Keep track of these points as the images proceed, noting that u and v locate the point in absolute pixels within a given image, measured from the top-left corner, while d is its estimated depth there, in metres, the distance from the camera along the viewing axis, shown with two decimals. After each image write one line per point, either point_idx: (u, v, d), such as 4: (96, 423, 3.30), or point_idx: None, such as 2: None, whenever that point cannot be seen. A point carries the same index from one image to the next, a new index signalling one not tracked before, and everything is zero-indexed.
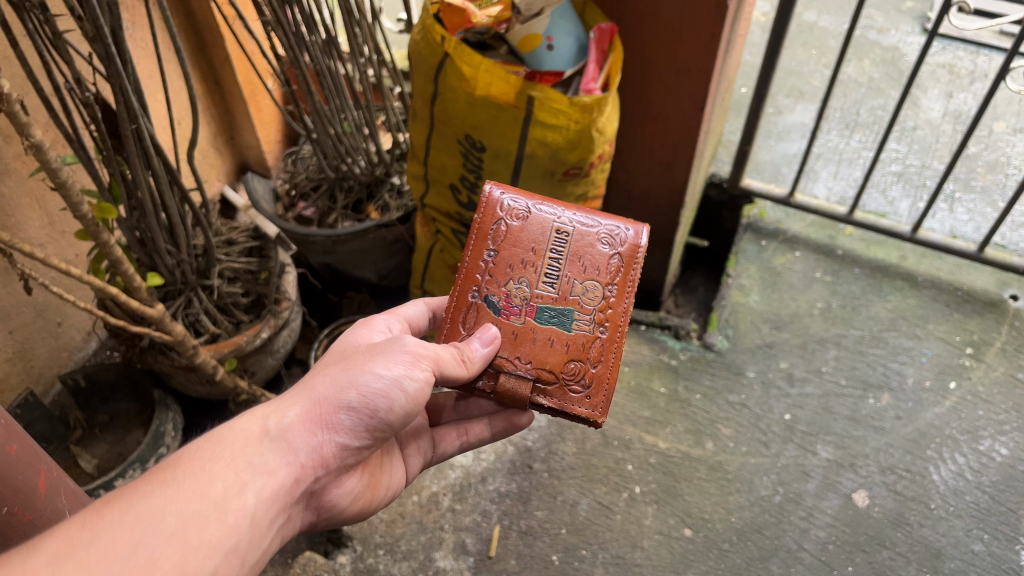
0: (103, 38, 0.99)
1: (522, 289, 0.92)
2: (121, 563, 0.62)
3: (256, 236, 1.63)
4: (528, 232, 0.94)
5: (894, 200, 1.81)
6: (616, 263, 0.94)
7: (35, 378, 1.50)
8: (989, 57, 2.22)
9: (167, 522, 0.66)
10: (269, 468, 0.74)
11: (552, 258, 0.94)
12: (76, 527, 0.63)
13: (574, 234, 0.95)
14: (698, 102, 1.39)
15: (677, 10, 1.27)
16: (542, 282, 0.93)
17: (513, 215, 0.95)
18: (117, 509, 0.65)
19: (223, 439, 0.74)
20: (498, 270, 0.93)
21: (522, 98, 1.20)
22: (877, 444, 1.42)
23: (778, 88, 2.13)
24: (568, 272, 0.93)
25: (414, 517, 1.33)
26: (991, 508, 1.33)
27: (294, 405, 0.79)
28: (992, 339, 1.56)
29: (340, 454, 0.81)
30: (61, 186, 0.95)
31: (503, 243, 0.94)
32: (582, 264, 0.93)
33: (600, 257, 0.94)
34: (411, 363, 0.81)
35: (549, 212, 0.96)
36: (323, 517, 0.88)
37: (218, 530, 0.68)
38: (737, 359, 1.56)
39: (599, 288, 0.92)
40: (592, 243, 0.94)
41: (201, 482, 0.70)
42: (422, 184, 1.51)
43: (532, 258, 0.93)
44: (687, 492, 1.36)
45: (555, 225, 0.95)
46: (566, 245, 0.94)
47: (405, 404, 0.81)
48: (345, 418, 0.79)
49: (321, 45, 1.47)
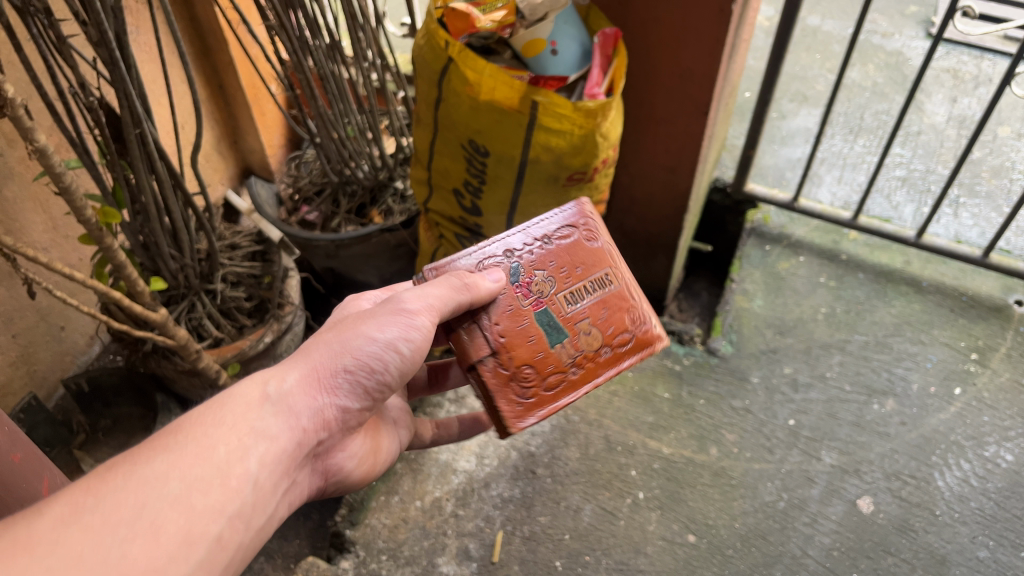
0: (107, 43, 0.99)
1: (546, 285, 0.95)
2: (127, 527, 0.63)
3: (259, 241, 1.62)
4: (584, 259, 0.98)
5: (898, 205, 1.81)
6: (624, 338, 0.97)
7: (39, 382, 1.50)
8: (994, 61, 2.22)
9: (171, 488, 0.67)
10: (271, 433, 0.76)
11: (587, 291, 0.97)
12: (81, 493, 0.64)
13: (617, 290, 0.99)
14: (702, 107, 1.39)
15: (682, 15, 1.27)
16: (564, 296, 0.95)
17: (592, 240, 1.00)
18: (120, 475, 0.66)
19: (223, 404, 0.75)
20: (543, 258, 0.96)
21: (527, 103, 1.19)
22: (881, 449, 1.41)
23: (782, 93, 2.13)
24: (588, 310, 0.96)
25: (417, 522, 1.32)
26: (996, 515, 1.32)
27: (292, 369, 0.80)
28: (997, 345, 1.56)
29: (341, 416, 0.83)
30: (66, 190, 0.95)
31: (565, 248, 0.98)
32: (604, 315, 0.97)
33: (623, 327, 0.98)
34: (403, 326, 0.82)
35: (610, 259, 1.01)
36: (331, 481, 0.90)
37: (222, 494, 0.70)
38: (740, 365, 1.56)
39: (597, 345, 0.95)
40: (626, 313, 0.99)
41: (204, 448, 0.71)
42: (425, 188, 1.51)
43: (572, 274, 0.97)
44: (691, 498, 1.36)
45: (606, 272, 0.99)
46: (603, 292, 0.98)
47: (399, 365, 0.83)
48: (343, 382, 0.81)
49: (325, 49, 1.47)
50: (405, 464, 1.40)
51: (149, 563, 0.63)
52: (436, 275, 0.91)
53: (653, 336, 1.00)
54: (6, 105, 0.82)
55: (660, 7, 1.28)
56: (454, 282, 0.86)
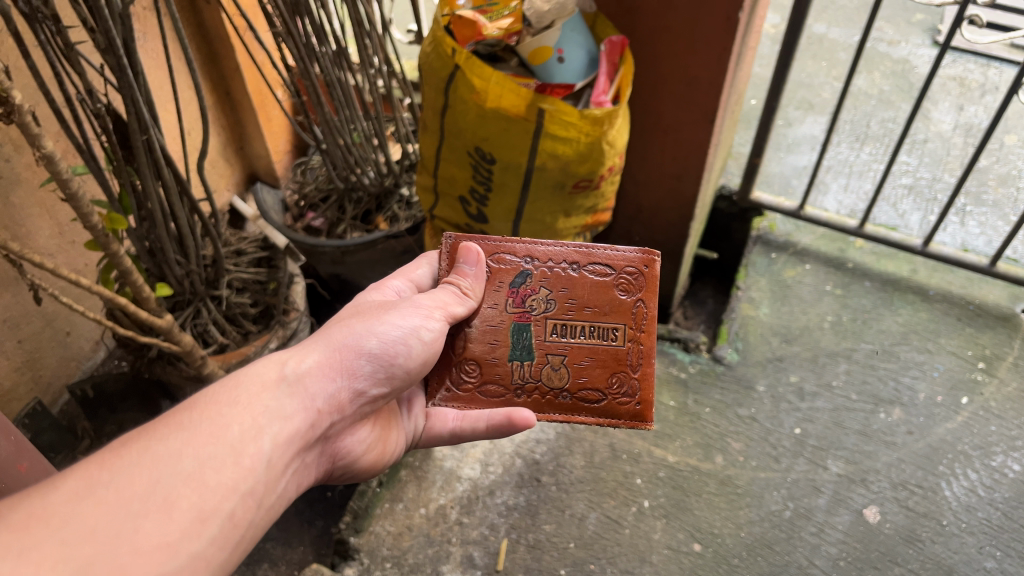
0: (115, 50, 0.99)
1: (543, 307, 0.97)
2: (139, 502, 0.64)
3: (265, 247, 1.62)
4: (601, 305, 0.97)
5: (905, 213, 1.80)
6: (591, 393, 0.96)
7: (44, 387, 1.51)
8: (1001, 69, 2.22)
9: (185, 464, 0.68)
10: (286, 413, 0.77)
11: (583, 332, 0.97)
12: (96, 467, 0.65)
13: (617, 350, 0.97)
14: (709, 115, 1.39)
15: (689, 23, 1.27)
16: (555, 327, 0.97)
17: (627, 291, 0.97)
18: (136, 450, 0.67)
19: (242, 383, 0.76)
20: (560, 280, 0.97)
21: (534, 111, 1.19)
22: (888, 459, 1.41)
23: (788, 100, 2.13)
24: (570, 352, 0.96)
25: (422, 530, 1.32)
26: (1004, 525, 1.32)
27: (312, 352, 0.82)
28: (1004, 354, 1.55)
29: (356, 400, 0.85)
30: (73, 197, 0.95)
31: (591, 283, 0.97)
32: (584, 362, 0.96)
33: (600, 387, 0.96)
34: (426, 315, 0.88)
35: (631, 322, 0.97)
36: (339, 464, 0.91)
37: (235, 473, 0.71)
38: (746, 373, 1.55)
39: (558, 386, 0.96)
40: (612, 379, 0.96)
41: (218, 426, 0.72)
42: (432, 196, 1.51)
43: (577, 312, 0.97)
44: (697, 506, 1.35)
45: (617, 327, 0.97)
46: (599, 344, 0.97)
47: (421, 351, 0.87)
48: (363, 364, 0.83)
49: (331, 56, 1.47)
50: (410, 471, 1.40)
51: (162, 537, 0.63)
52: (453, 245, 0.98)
53: (638, 419, 0.97)
54: (14, 111, 0.82)
55: (667, 15, 1.28)
56: (454, 290, 0.93)
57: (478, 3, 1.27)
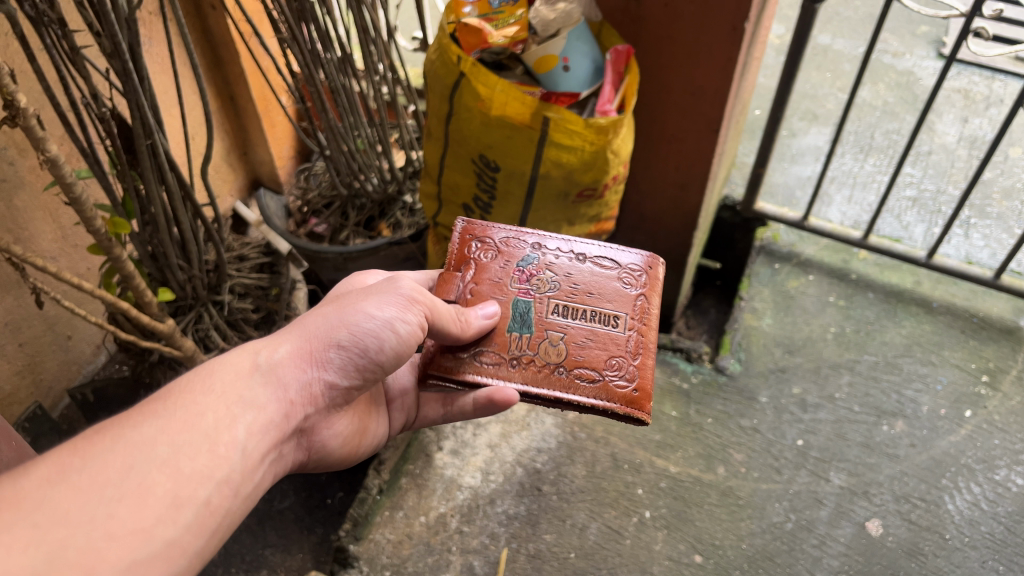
0: (121, 55, 0.99)
1: (546, 285, 0.99)
2: (114, 488, 0.64)
3: (267, 254, 1.63)
4: (604, 296, 0.99)
5: (908, 225, 1.80)
6: (587, 371, 0.93)
7: (44, 391, 1.50)
8: (1005, 82, 2.22)
9: (159, 451, 0.68)
10: (259, 403, 0.77)
11: (585, 316, 0.98)
12: (67, 452, 0.65)
13: (618, 336, 0.96)
14: (713, 125, 1.38)
15: (695, 34, 1.27)
16: (556, 306, 0.98)
17: (629, 286, 1.00)
18: (110, 437, 0.67)
19: (215, 371, 0.76)
20: (564, 267, 1.01)
21: (539, 119, 1.19)
22: (891, 472, 1.40)
23: (793, 111, 2.13)
24: (570, 332, 0.96)
25: (421, 538, 1.31)
26: (1007, 539, 1.31)
27: (285, 341, 0.82)
28: (1008, 367, 1.55)
29: (329, 393, 0.84)
30: (76, 200, 0.95)
31: (594, 273, 1.01)
32: (583, 343, 0.95)
33: (597, 369, 0.94)
34: (401, 307, 0.85)
35: (631, 313, 0.98)
36: (314, 457, 0.91)
37: (210, 460, 0.70)
38: (749, 384, 1.54)
39: (554, 361, 0.94)
40: (610, 363, 0.94)
41: (192, 414, 0.71)
42: (434, 203, 1.51)
43: (579, 296, 0.99)
44: (698, 517, 1.35)
45: (619, 315, 0.98)
46: (599, 329, 0.97)
47: (394, 344, 0.84)
48: (333, 357, 0.83)
49: (336, 62, 1.47)
50: (410, 479, 1.39)
51: (136, 524, 0.63)
52: (466, 225, 1.04)
53: (632, 407, 0.92)
54: (18, 114, 0.82)
55: (672, 26, 1.28)
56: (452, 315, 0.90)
57: (483, 9, 1.25)
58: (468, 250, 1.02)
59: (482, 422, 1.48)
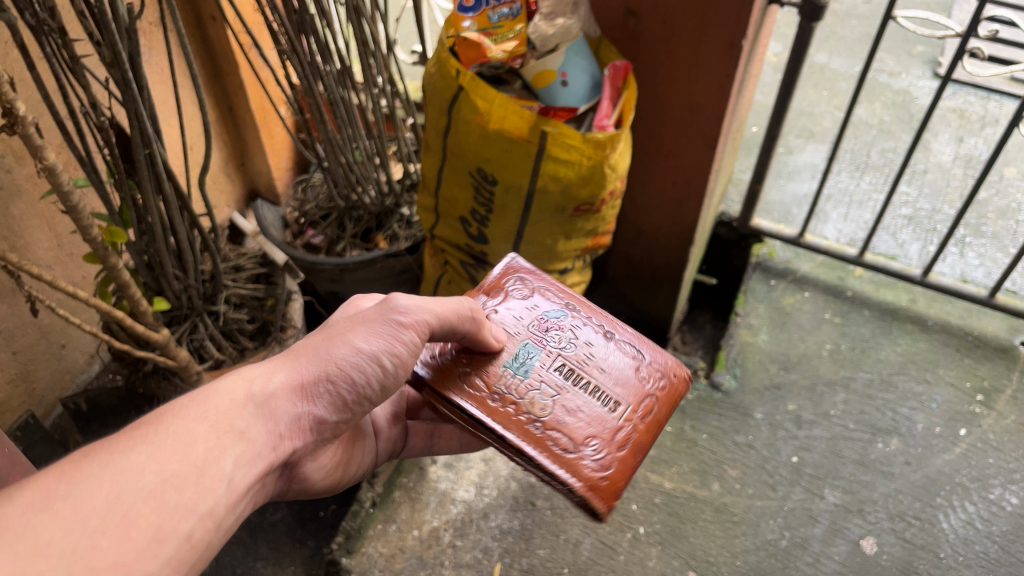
0: (120, 64, 1.00)
1: (560, 342, 0.97)
2: (97, 519, 0.61)
3: (264, 263, 1.62)
4: (607, 377, 0.94)
5: (904, 243, 1.81)
6: (561, 437, 0.87)
7: (37, 400, 1.49)
8: (1000, 102, 2.23)
9: (146, 481, 0.64)
10: (251, 436, 0.72)
11: (588, 390, 0.92)
12: (53, 479, 0.62)
13: (612, 422, 0.90)
14: (711, 141, 1.39)
15: (692, 50, 1.28)
16: (560, 363, 0.94)
17: (645, 380, 0.95)
18: (97, 462, 0.64)
19: (208, 399, 0.72)
20: (586, 336, 0.98)
21: (536, 133, 1.20)
22: (885, 489, 1.40)
23: (790, 128, 2.14)
24: (562, 396, 0.91)
25: (414, 552, 1.31)
26: (1001, 559, 1.31)
27: (279, 371, 0.77)
28: (1003, 386, 1.55)
29: (317, 428, 0.79)
30: (72, 209, 0.95)
31: (615, 356, 0.97)
32: (572, 412, 0.90)
33: (574, 441, 0.87)
34: (391, 339, 0.81)
35: (634, 408, 0.92)
36: (295, 487, 0.89)
37: (196, 493, 0.67)
38: (745, 401, 1.54)
39: (535, 411, 0.89)
40: (590, 441, 0.88)
41: (183, 442, 0.68)
42: (432, 216, 1.51)
43: (588, 369, 0.95)
44: (692, 534, 1.34)
45: (619, 405, 0.92)
46: (593, 408, 0.91)
47: (380, 379, 0.81)
48: (324, 391, 0.78)
49: (336, 75, 1.48)
50: (404, 492, 1.38)
51: (116, 558, 0.60)
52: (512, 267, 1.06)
53: (592, 494, 0.84)
54: (17, 122, 0.82)
55: (671, 43, 1.29)
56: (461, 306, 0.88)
57: (483, 23, 1.25)
58: (504, 283, 1.04)
59: None
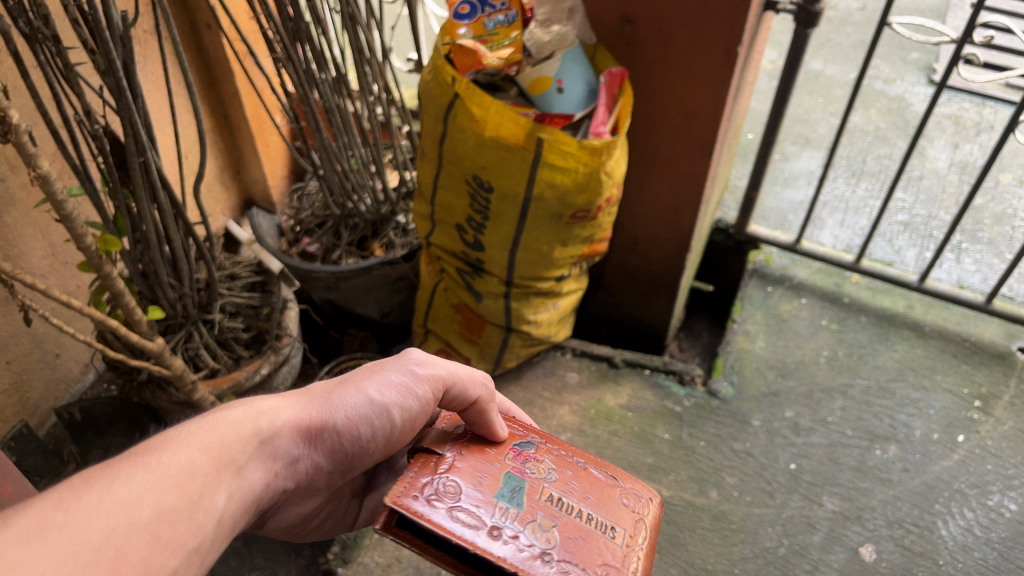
0: (114, 72, 0.99)
1: (541, 471, 0.81)
2: (93, 552, 0.57)
3: (259, 271, 1.62)
4: (594, 503, 0.79)
5: (901, 249, 1.81)
6: (574, 569, 0.71)
7: (31, 411, 1.50)
8: (996, 108, 2.23)
9: (142, 513, 0.62)
10: (249, 472, 0.74)
11: (581, 514, 0.77)
12: (51, 506, 0.58)
13: (620, 550, 0.76)
14: (707, 148, 1.39)
15: (688, 58, 1.28)
16: (548, 488, 0.78)
17: (632, 500, 0.82)
18: (96, 491, 0.61)
19: (214, 429, 0.73)
20: (563, 460, 0.84)
21: (532, 140, 1.19)
22: (884, 497, 1.39)
23: (785, 135, 2.15)
24: (562, 526, 0.75)
25: (411, 561, 1.32)
26: (1000, 565, 1.30)
27: (288, 408, 0.80)
28: (1000, 393, 1.54)
29: (309, 469, 0.83)
30: (66, 218, 0.93)
31: (599, 479, 0.83)
32: (576, 537, 0.75)
33: (586, 564, 0.73)
34: (404, 392, 0.85)
35: (635, 533, 0.79)
36: (269, 521, 0.92)
37: (187, 528, 0.65)
38: (742, 408, 1.54)
39: (537, 546, 0.72)
40: (602, 568, 0.73)
41: (182, 476, 0.67)
42: (428, 223, 1.51)
43: (577, 490, 0.80)
44: (690, 542, 1.34)
45: (622, 531, 0.78)
46: (599, 536, 0.76)
47: (385, 431, 0.85)
48: (324, 434, 0.82)
49: (331, 82, 1.48)
50: None
51: None
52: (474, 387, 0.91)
53: None
54: (10, 130, 0.81)
55: (667, 50, 1.29)
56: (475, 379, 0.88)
57: (478, 31, 1.24)
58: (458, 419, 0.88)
59: None
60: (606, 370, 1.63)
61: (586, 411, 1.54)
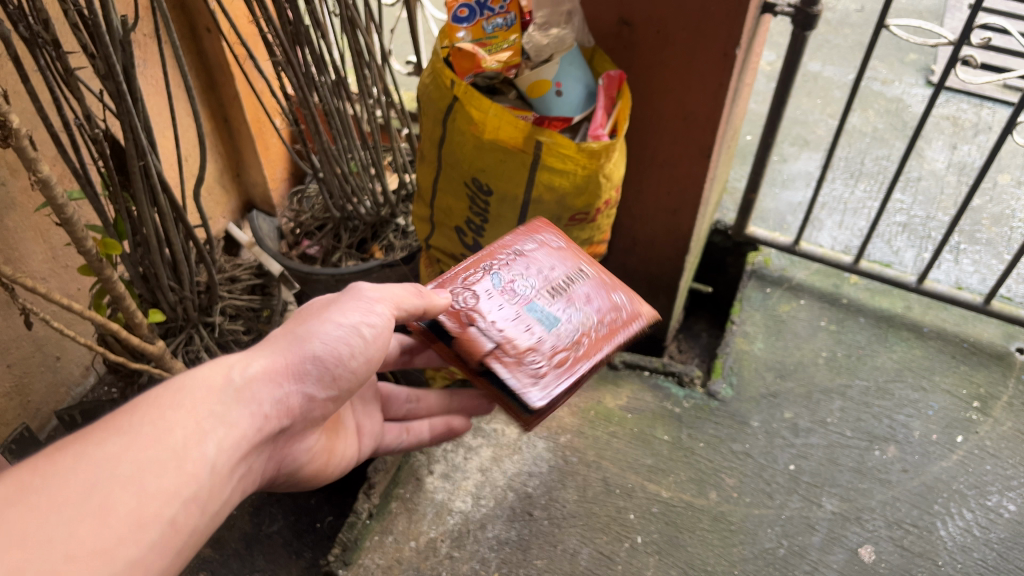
0: (114, 76, 1.00)
1: (538, 309, 1.03)
2: (74, 508, 0.60)
3: (260, 274, 1.63)
4: (578, 304, 1.05)
5: (899, 250, 1.81)
6: (604, 326, 1.03)
7: (32, 413, 1.51)
8: (993, 109, 2.24)
9: (122, 469, 0.64)
10: (233, 419, 0.74)
11: (585, 315, 1.04)
12: (27, 472, 0.61)
13: (596, 277, 1.10)
14: (705, 150, 1.39)
15: (686, 61, 1.28)
16: (554, 318, 1.02)
17: (573, 250, 1.13)
18: (70, 456, 0.63)
19: (189, 386, 0.73)
20: (535, 286, 1.06)
21: (531, 143, 1.20)
22: (883, 497, 1.40)
23: (783, 137, 2.15)
24: (582, 331, 1.02)
25: (412, 563, 1.31)
26: (999, 566, 1.31)
27: (259, 357, 0.81)
28: (999, 393, 1.55)
29: (305, 405, 0.84)
30: (67, 221, 0.92)
31: (552, 247, 1.12)
32: (598, 334, 1.02)
33: (598, 299, 1.07)
34: (364, 313, 0.89)
35: (592, 268, 1.12)
36: (284, 470, 0.91)
37: (177, 477, 0.67)
38: (741, 409, 1.54)
39: (585, 350, 0.99)
40: (614, 295, 1.08)
41: (161, 430, 0.68)
42: (428, 226, 1.52)
43: (563, 301, 1.05)
44: (690, 543, 1.34)
45: (577, 268, 1.10)
46: (586, 276, 1.10)
47: (362, 350, 0.88)
48: (308, 370, 0.83)
49: (331, 85, 1.48)
50: (401, 503, 1.40)
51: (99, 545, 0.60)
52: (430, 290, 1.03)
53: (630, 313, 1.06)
54: (11, 135, 0.81)
55: (665, 52, 1.29)
56: (412, 289, 0.96)
57: (477, 34, 1.25)
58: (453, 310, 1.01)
59: (473, 445, 1.48)
60: (605, 371, 1.63)
61: (586, 412, 1.55)
